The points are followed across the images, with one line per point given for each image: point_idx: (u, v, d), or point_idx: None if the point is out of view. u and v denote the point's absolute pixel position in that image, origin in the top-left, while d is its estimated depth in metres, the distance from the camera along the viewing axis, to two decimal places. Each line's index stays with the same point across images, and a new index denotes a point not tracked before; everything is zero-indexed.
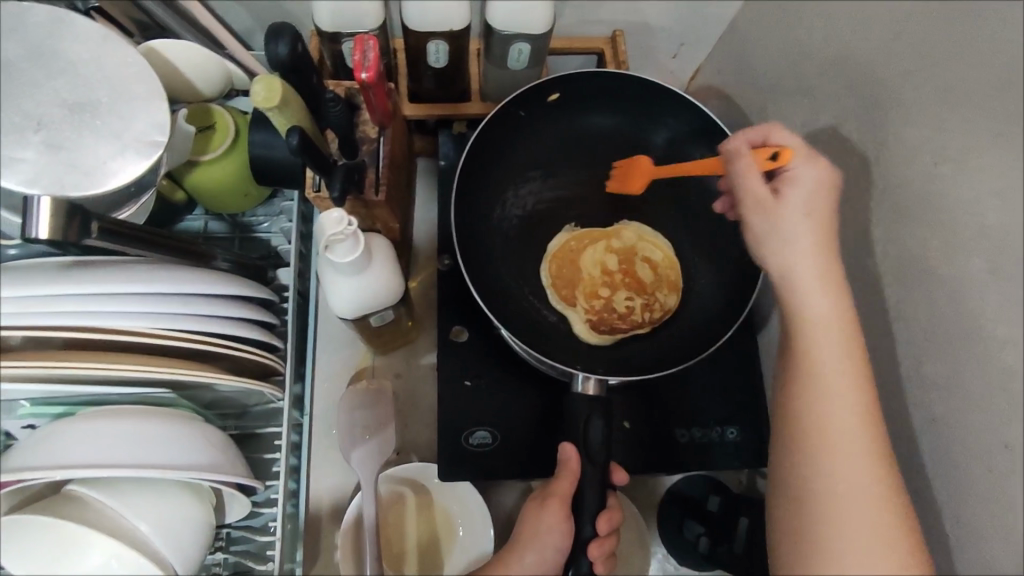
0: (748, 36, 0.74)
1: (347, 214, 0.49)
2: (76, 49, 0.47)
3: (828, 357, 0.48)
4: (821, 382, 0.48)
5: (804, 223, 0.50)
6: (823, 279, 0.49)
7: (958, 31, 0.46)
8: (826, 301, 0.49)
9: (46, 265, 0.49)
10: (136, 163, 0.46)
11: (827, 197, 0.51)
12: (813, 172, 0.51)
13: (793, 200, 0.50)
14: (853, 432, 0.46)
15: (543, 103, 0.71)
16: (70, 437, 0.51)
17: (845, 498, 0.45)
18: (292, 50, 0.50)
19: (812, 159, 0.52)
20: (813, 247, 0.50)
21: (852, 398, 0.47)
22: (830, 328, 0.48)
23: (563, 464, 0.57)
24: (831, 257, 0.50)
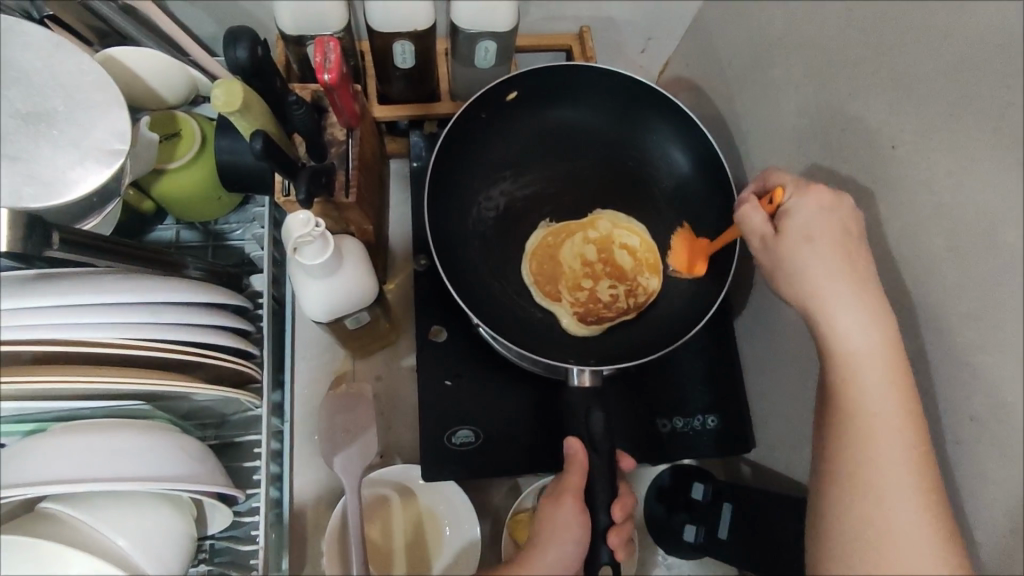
0: (713, 27, 0.75)
1: (314, 215, 0.48)
2: (27, 57, 0.46)
3: (861, 358, 0.47)
4: (854, 382, 0.47)
5: (813, 249, 0.50)
6: (825, 282, 0.49)
7: (908, 15, 0.47)
8: (851, 303, 0.48)
9: (11, 278, 0.48)
10: (97, 172, 0.46)
11: (834, 217, 0.50)
12: (807, 199, 0.51)
13: (798, 231, 0.51)
14: (886, 426, 0.45)
15: (501, 103, 0.71)
16: (42, 453, 0.50)
17: (875, 493, 0.44)
18: (252, 54, 0.49)
19: (808, 188, 0.52)
20: (829, 260, 0.49)
21: (892, 396, 0.45)
22: (866, 330, 0.47)
23: (570, 459, 0.56)
24: (847, 263, 0.49)
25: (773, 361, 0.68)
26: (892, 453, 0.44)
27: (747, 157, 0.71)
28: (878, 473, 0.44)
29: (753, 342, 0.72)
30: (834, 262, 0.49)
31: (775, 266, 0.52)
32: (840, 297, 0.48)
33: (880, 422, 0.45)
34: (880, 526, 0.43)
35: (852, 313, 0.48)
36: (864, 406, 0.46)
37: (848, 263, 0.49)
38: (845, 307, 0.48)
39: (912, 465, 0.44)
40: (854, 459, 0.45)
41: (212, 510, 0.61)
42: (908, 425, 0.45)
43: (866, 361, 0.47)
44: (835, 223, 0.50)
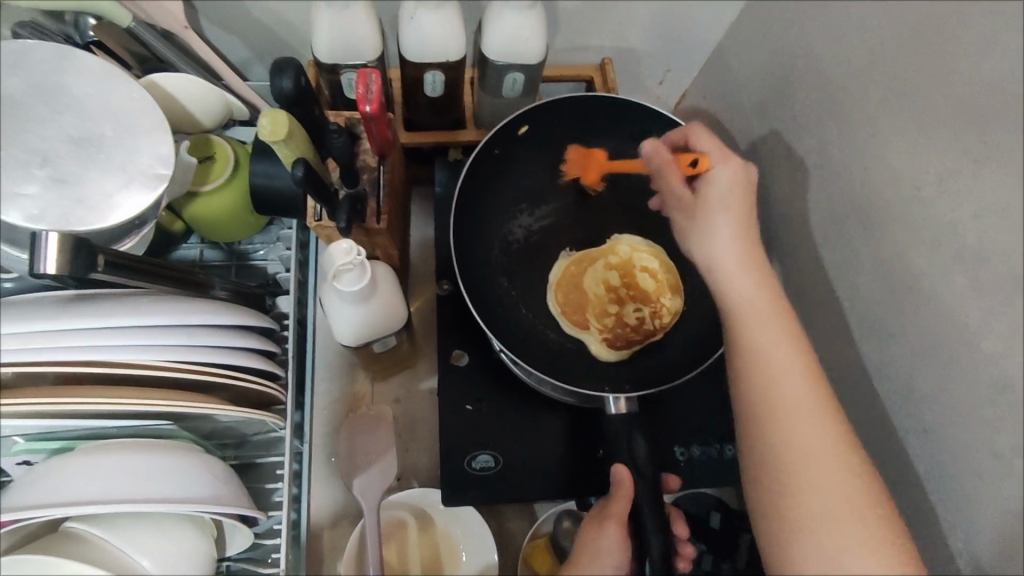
0: (732, 62, 0.77)
1: (356, 244, 0.49)
2: (80, 84, 0.47)
3: (756, 313, 0.49)
4: (759, 342, 0.48)
5: (722, 216, 0.52)
6: (742, 258, 0.51)
7: (931, 61, 0.49)
8: (750, 265, 0.51)
9: (48, 299, 0.49)
10: (141, 196, 0.47)
11: (743, 187, 0.53)
12: (724, 171, 0.53)
13: (710, 198, 0.53)
14: (795, 380, 0.47)
15: (512, 138, 0.71)
16: (72, 472, 0.51)
17: (794, 444, 0.45)
18: (296, 83, 0.50)
19: (727, 157, 0.54)
20: (732, 229, 0.52)
21: (793, 356, 0.48)
22: (760, 294, 0.50)
23: (618, 483, 0.56)
24: (745, 236, 0.52)
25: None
26: (805, 408, 0.46)
27: (766, 189, 0.73)
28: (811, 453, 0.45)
29: None
30: (734, 228, 0.52)
31: (685, 225, 0.54)
32: (740, 269, 0.51)
33: (797, 396, 0.46)
34: (808, 480, 0.44)
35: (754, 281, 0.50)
36: (772, 367, 0.47)
37: (746, 231, 0.52)
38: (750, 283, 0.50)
39: (826, 419, 0.46)
40: (770, 413, 0.46)
41: (233, 533, 0.60)
42: (808, 375, 0.47)
43: (767, 318, 0.49)
44: (742, 195, 0.53)
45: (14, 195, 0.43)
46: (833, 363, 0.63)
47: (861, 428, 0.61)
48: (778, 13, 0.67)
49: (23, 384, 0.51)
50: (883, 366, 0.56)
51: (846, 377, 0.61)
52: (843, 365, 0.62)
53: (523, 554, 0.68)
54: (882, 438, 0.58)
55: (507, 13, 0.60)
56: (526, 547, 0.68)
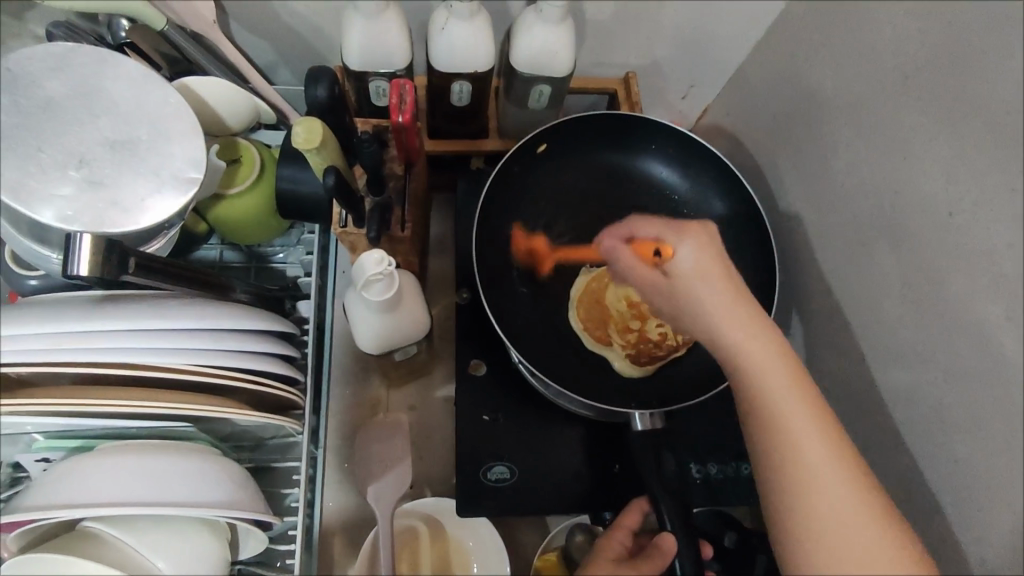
0: (757, 81, 0.77)
1: (386, 255, 0.50)
2: (117, 88, 0.47)
3: (768, 379, 0.44)
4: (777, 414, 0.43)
5: (705, 290, 0.45)
6: (736, 318, 0.45)
7: (966, 87, 0.49)
8: (758, 332, 0.45)
9: (77, 298, 0.50)
10: (173, 199, 0.46)
11: (715, 252, 0.47)
12: (687, 247, 0.47)
13: (685, 276, 0.46)
14: (819, 455, 0.42)
15: (532, 154, 0.72)
16: (94, 472, 0.51)
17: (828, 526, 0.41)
18: (330, 92, 0.51)
19: (685, 227, 0.48)
20: (718, 298, 0.45)
21: (804, 409, 0.43)
22: (762, 340, 0.45)
23: (656, 548, 0.54)
24: (734, 303, 0.45)
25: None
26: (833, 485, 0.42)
27: (788, 210, 0.73)
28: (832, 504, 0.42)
29: None
30: (720, 295, 0.45)
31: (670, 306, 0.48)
32: (740, 332, 0.45)
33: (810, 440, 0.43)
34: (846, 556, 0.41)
35: (756, 338, 0.45)
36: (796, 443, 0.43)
37: (742, 296, 0.46)
38: (752, 341, 0.44)
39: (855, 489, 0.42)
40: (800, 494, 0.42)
41: (246, 538, 0.60)
42: (830, 440, 0.43)
43: (783, 387, 0.44)
44: (719, 261, 0.47)
45: (49, 196, 0.43)
46: (855, 385, 0.63)
47: (882, 453, 0.60)
48: (807, 33, 0.67)
49: (46, 382, 0.52)
50: (908, 391, 0.55)
51: (868, 400, 0.61)
52: (864, 389, 0.61)
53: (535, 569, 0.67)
54: (905, 463, 0.57)
55: (538, 25, 0.60)
56: (536, 560, 0.67)
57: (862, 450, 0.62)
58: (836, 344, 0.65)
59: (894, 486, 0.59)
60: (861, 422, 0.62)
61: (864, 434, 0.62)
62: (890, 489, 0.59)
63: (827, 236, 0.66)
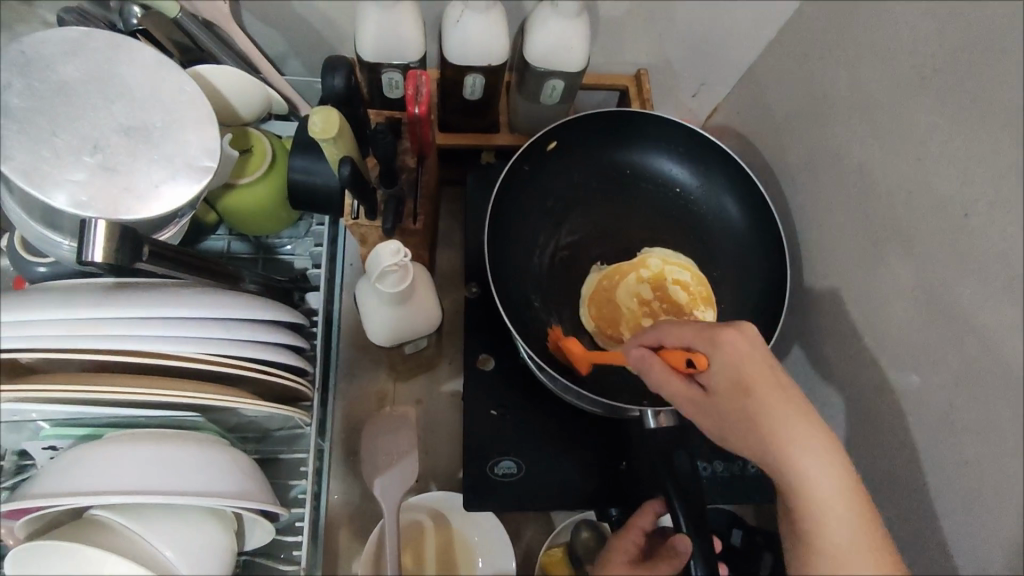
0: (770, 80, 0.76)
1: (403, 246, 0.50)
2: (132, 75, 0.47)
3: (819, 503, 0.42)
4: (830, 541, 0.41)
5: (751, 401, 0.44)
6: (783, 425, 0.43)
7: (986, 88, 0.48)
8: (810, 446, 0.43)
9: (89, 285, 0.50)
10: (187, 187, 0.46)
11: (756, 364, 0.45)
12: (725, 354, 0.45)
13: (726, 384, 0.45)
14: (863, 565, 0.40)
15: (542, 152, 0.72)
16: (104, 460, 0.50)
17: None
18: (347, 82, 0.52)
19: (719, 335, 0.46)
20: (765, 408, 0.43)
21: (845, 506, 0.42)
22: (803, 432, 0.43)
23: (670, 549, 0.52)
24: (780, 408, 0.44)
25: (830, 411, 0.68)
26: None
27: (798, 209, 0.73)
28: None
29: (806, 389, 0.72)
30: (767, 404, 0.44)
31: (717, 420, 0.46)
32: (789, 440, 0.43)
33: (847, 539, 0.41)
34: None
35: (802, 439, 0.43)
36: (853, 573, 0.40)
37: (793, 409, 0.44)
38: (799, 447, 0.43)
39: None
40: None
41: (253, 529, 0.60)
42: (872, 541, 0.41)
43: (825, 490, 0.42)
44: (761, 365, 0.45)
45: (62, 181, 0.43)
46: (864, 385, 0.63)
47: (890, 453, 0.60)
48: (823, 32, 0.66)
49: (54, 369, 0.51)
50: (918, 391, 0.55)
51: (877, 401, 0.61)
52: (873, 390, 0.61)
53: (539, 564, 0.67)
54: (913, 463, 0.57)
55: (553, 18, 0.60)
56: (541, 556, 0.67)
57: (870, 451, 0.62)
58: (846, 345, 0.65)
59: (901, 487, 0.59)
60: (869, 422, 0.62)
61: (871, 434, 0.62)
62: (897, 490, 0.59)
63: (839, 236, 0.65)
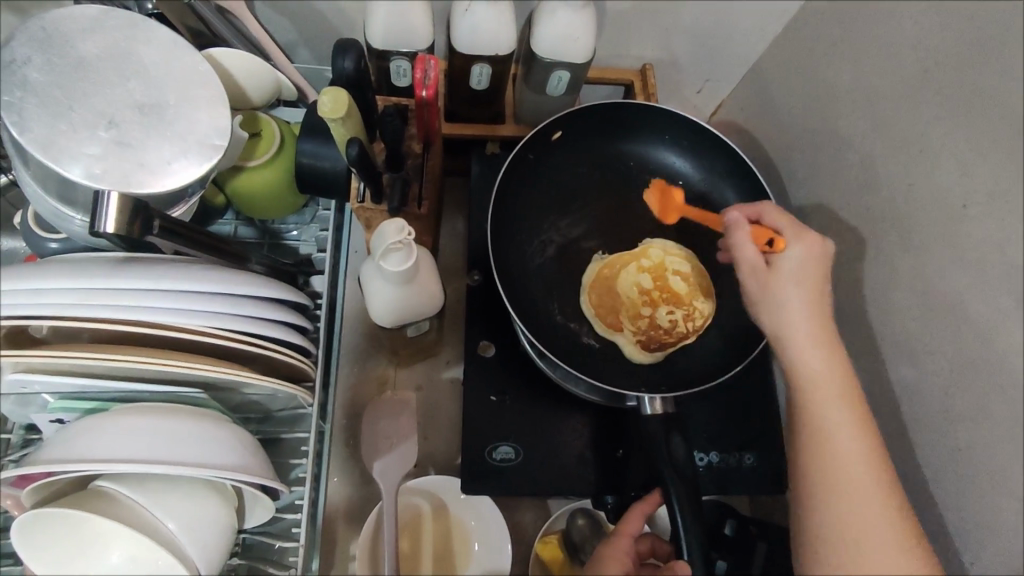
0: (774, 76, 0.77)
1: (406, 224, 0.52)
2: (147, 53, 0.48)
3: (823, 386, 0.48)
4: (828, 427, 0.47)
5: (797, 290, 0.50)
6: (812, 322, 0.49)
7: (986, 83, 0.49)
8: (820, 349, 0.49)
9: (100, 258, 0.51)
10: (197, 165, 0.47)
11: (820, 269, 0.51)
12: (802, 244, 0.51)
13: (786, 271, 0.51)
14: (856, 450, 0.46)
15: (547, 142, 0.73)
16: (109, 431, 0.51)
17: (854, 514, 0.44)
18: (357, 64, 0.53)
19: (802, 233, 0.52)
20: (804, 302, 0.50)
21: (846, 407, 0.47)
22: (818, 337, 0.49)
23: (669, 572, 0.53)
24: (816, 307, 0.50)
25: None
26: (866, 476, 0.45)
27: (800, 205, 0.73)
28: (855, 487, 0.45)
29: None
30: (808, 303, 0.50)
31: (755, 296, 0.51)
32: (807, 330, 0.49)
33: (842, 433, 0.46)
34: (862, 539, 0.43)
35: (817, 342, 0.49)
36: (846, 457, 0.45)
37: (823, 317, 0.50)
38: (812, 345, 0.49)
39: (888, 500, 0.45)
40: (832, 487, 0.45)
41: (253, 505, 0.61)
42: (869, 441, 0.46)
43: (830, 389, 0.48)
44: (818, 271, 0.51)
45: (77, 153, 0.44)
46: (861, 378, 0.63)
47: (887, 445, 0.60)
48: (827, 28, 0.67)
49: (66, 340, 0.53)
50: (914, 384, 0.56)
51: (874, 394, 0.62)
52: (871, 383, 0.62)
53: (535, 551, 0.68)
54: (909, 456, 0.58)
55: (560, 10, 0.61)
56: (537, 542, 0.68)
57: None
58: (844, 339, 0.66)
59: (896, 479, 0.59)
60: None
61: None
62: None
63: (840, 230, 0.66)
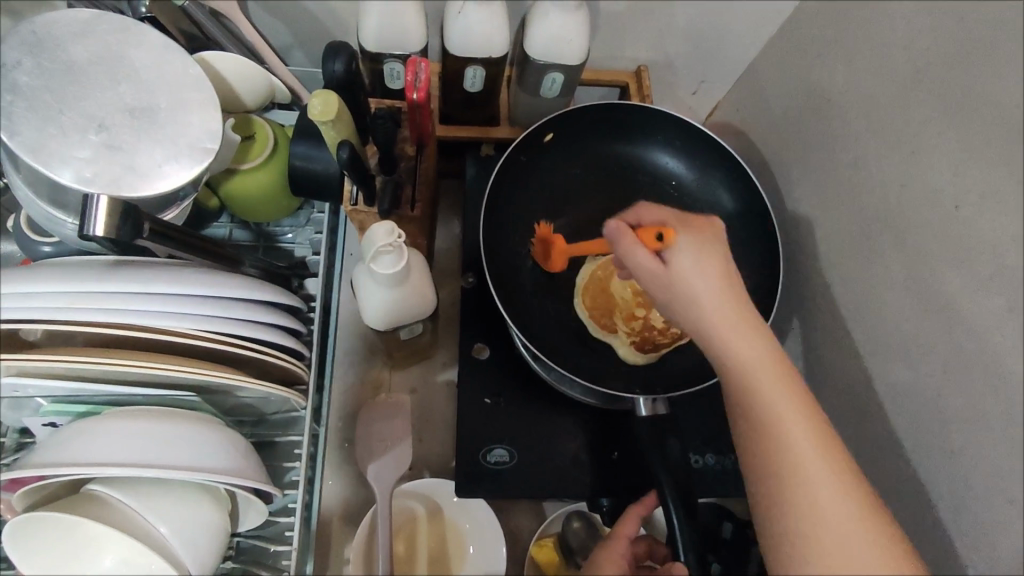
0: (769, 78, 0.77)
1: (396, 227, 0.52)
2: (138, 56, 0.48)
3: (761, 383, 0.42)
4: (779, 432, 0.41)
5: (705, 282, 0.44)
6: (732, 315, 0.43)
7: (977, 84, 0.49)
8: (751, 342, 0.43)
9: (92, 261, 0.50)
10: (188, 169, 0.47)
11: (722, 252, 0.45)
12: (692, 236, 0.45)
13: (686, 265, 0.44)
14: (810, 451, 0.40)
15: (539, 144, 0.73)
16: (101, 434, 0.51)
17: (821, 530, 0.39)
18: (347, 67, 0.53)
19: (693, 224, 0.46)
20: (716, 293, 0.43)
21: (792, 403, 0.41)
22: (744, 330, 0.43)
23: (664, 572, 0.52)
24: (728, 297, 0.44)
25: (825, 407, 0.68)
26: (827, 479, 0.40)
27: (795, 207, 0.73)
28: (818, 496, 0.39)
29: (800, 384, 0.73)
30: (719, 293, 0.43)
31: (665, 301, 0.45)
32: (728, 326, 0.43)
33: (795, 434, 0.41)
34: (839, 556, 0.38)
35: (743, 337, 0.43)
36: (802, 463, 0.40)
37: (740, 304, 0.44)
38: (735, 340, 0.42)
39: (858, 507, 0.39)
40: (794, 500, 0.40)
41: (247, 509, 0.61)
42: (820, 436, 0.41)
43: (769, 385, 0.42)
44: (722, 256, 0.45)
45: (67, 157, 0.44)
46: (857, 380, 0.63)
47: (882, 447, 0.60)
48: (821, 29, 0.67)
49: (58, 344, 0.52)
50: (909, 386, 0.56)
51: (869, 395, 0.61)
52: (866, 385, 0.62)
53: (530, 554, 0.68)
54: (904, 458, 0.57)
55: (553, 12, 0.61)
56: (532, 546, 0.68)
57: (863, 445, 0.62)
58: (839, 342, 0.65)
59: (892, 482, 0.59)
60: (863, 418, 0.62)
61: (864, 427, 0.62)
62: (888, 483, 0.60)
63: (834, 231, 0.66)
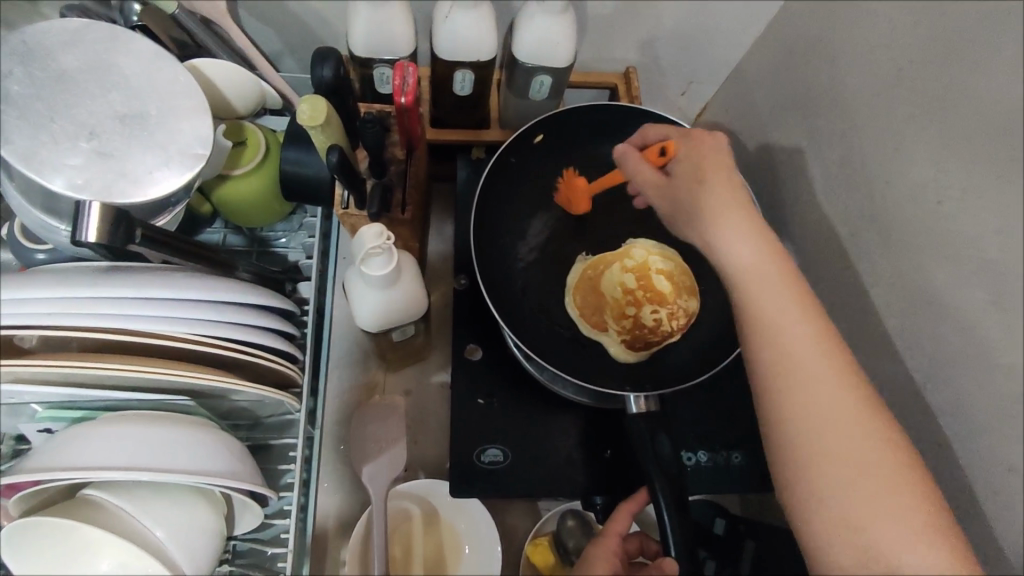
0: (755, 78, 0.78)
1: (386, 229, 0.52)
2: (128, 64, 0.49)
3: (765, 289, 0.45)
4: (778, 336, 0.44)
5: (704, 187, 0.49)
6: (738, 219, 0.47)
7: (955, 82, 0.50)
8: (753, 246, 0.46)
9: (85, 268, 0.51)
10: (179, 174, 0.48)
11: (720, 159, 0.50)
12: (696, 147, 0.51)
13: (683, 174, 0.51)
14: (812, 357, 0.43)
15: (529, 145, 0.74)
16: (96, 438, 0.52)
17: (813, 430, 0.42)
18: (335, 73, 0.54)
19: (695, 135, 0.52)
20: (717, 197, 0.48)
21: (796, 311, 0.45)
22: (747, 236, 0.46)
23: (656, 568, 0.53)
24: (733, 198, 0.48)
25: None
26: (828, 386, 0.43)
27: (783, 204, 0.74)
28: (816, 398, 0.43)
29: None
30: (723, 196, 0.48)
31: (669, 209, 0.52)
32: (731, 226, 0.47)
33: (798, 340, 0.44)
34: (830, 451, 0.42)
35: (743, 238, 0.46)
36: (802, 368, 0.43)
37: (741, 207, 0.48)
38: (738, 241, 0.46)
39: (858, 411, 0.43)
40: (791, 401, 0.43)
41: (243, 512, 0.61)
42: (825, 346, 0.44)
43: (773, 294, 0.45)
44: (723, 163, 0.50)
45: (59, 164, 0.45)
46: None
47: None
48: (805, 29, 0.68)
49: (52, 350, 0.53)
50: (896, 380, 0.56)
51: None
52: None
53: (526, 553, 0.68)
54: None
55: (539, 16, 0.61)
56: (528, 545, 0.68)
57: None
58: None
59: None
60: None
61: None
62: None
63: (822, 228, 0.67)
